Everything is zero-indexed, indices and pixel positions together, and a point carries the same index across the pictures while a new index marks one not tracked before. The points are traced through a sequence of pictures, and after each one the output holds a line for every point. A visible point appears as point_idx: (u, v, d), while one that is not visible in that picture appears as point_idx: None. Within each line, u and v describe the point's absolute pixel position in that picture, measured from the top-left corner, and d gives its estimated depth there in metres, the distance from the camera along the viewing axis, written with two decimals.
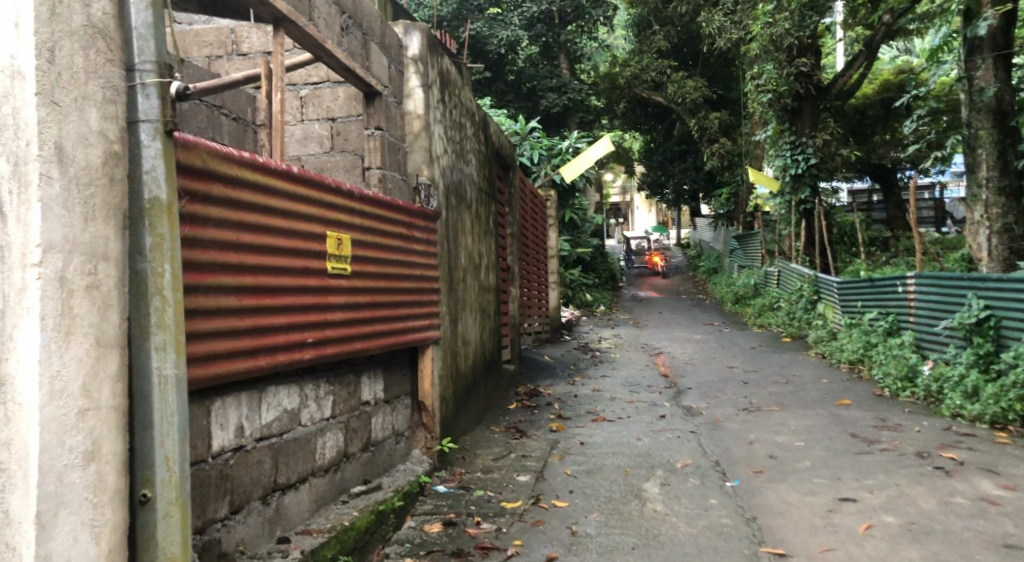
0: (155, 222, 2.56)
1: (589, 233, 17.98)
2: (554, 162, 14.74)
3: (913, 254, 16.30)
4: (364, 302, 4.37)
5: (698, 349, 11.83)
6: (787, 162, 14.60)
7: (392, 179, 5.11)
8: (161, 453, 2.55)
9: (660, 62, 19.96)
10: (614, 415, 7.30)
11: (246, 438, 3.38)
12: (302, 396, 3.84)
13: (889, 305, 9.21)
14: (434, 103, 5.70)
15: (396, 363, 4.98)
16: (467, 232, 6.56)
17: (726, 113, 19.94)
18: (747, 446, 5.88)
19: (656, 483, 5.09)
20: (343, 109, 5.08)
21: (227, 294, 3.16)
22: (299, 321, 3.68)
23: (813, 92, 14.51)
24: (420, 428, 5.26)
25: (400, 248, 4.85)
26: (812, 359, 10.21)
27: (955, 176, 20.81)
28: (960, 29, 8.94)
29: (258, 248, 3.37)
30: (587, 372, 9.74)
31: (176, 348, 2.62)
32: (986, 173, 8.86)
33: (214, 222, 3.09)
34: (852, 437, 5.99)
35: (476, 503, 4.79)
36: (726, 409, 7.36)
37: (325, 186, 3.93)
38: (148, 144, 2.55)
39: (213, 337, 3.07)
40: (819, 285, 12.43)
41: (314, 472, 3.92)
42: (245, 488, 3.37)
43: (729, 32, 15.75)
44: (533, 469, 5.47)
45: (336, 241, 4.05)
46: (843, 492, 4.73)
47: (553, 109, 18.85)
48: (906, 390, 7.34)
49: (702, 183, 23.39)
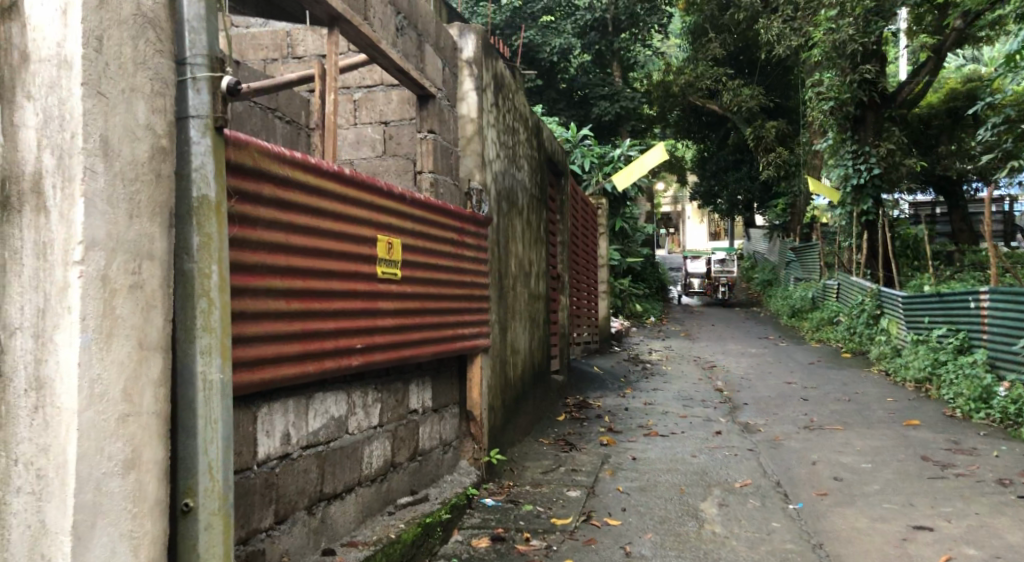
0: (203, 221, 2.47)
1: (640, 242, 17.81)
2: (605, 170, 14.62)
3: (979, 269, 15.90)
4: (413, 308, 4.27)
5: (752, 362, 11.61)
6: (849, 172, 14.34)
7: (444, 183, 5.01)
8: (204, 461, 2.46)
9: (716, 71, 19.78)
10: (667, 429, 7.11)
11: (292, 446, 3.29)
12: (350, 403, 3.75)
13: (959, 321, 8.96)
14: (488, 107, 5.60)
15: (445, 370, 4.87)
16: (518, 239, 6.45)
17: (783, 122, 19.69)
18: (810, 467, 5.68)
19: (714, 503, 4.92)
20: (396, 113, 4.99)
21: (275, 297, 3.08)
22: (349, 326, 3.58)
23: (878, 100, 14.20)
24: (467, 439, 5.15)
25: (451, 254, 4.75)
26: (875, 376, 9.97)
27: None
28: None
29: (307, 250, 3.28)
30: (638, 384, 9.55)
31: (222, 353, 2.52)
32: None
33: (264, 223, 3.01)
34: (924, 460, 5.79)
35: (526, 518, 4.64)
36: (786, 427, 7.14)
37: (378, 189, 3.84)
38: (197, 140, 2.47)
39: (261, 341, 2.99)
40: (881, 299, 12.12)
41: (360, 482, 3.82)
42: (291, 497, 3.29)
43: (788, 39, 15.53)
44: (584, 484, 5.31)
45: (386, 245, 3.95)
46: (917, 520, 4.52)
47: (605, 117, 18.84)
48: (981, 412, 7.18)
49: (758, 193, 22.93)
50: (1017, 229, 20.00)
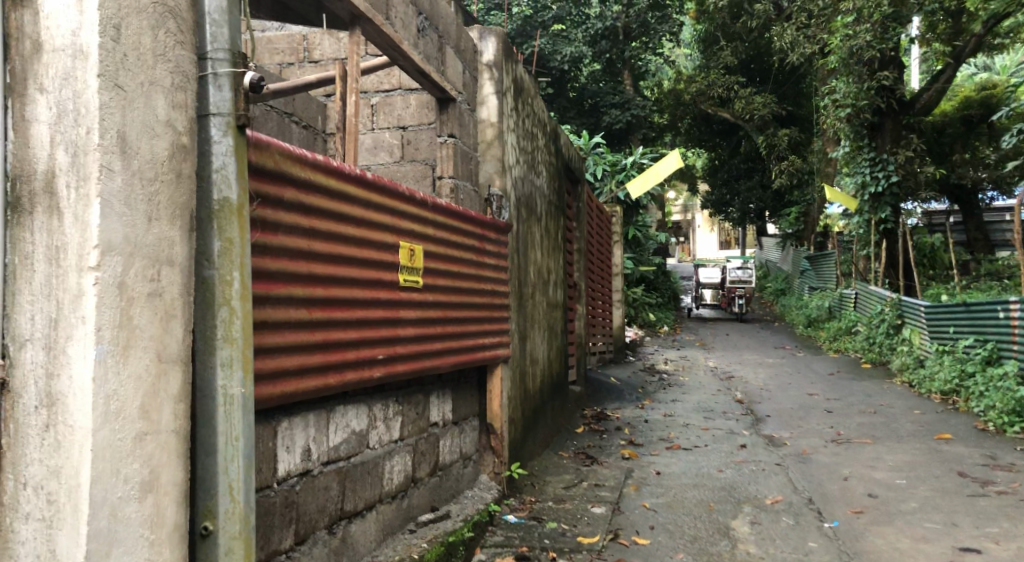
0: (223, 226, 2.35)
1: (652, 250, 17.63)
2: (618, 178, 14.48)
3: (998, 278, 15.75)
4: (434, 318, 4.12)
5: (770, 373, 11.43)
6: (867, 179, 14.18)
7: (464, 189, 4.87)
8: (224, 481, 2.33)
9: (728, 79, 19.65)
10: (690, 442, 6.94)
11: (313, 462, 3.15)
12: (371, 416, 3.61)
13: (986, 332, 8.81)
14: (509, 111, 5.46)
15: (465, 382, 4.72)
16: (537, 247, 6.30)
17: (796, 130, 19.53)
18: (843, 483, 5.52)
19: (745, 522, 4.75)
20: (414, 117, 4.83)
21: (297, 306, 2.94)
22: (370, 336, 3.44)
23: (896, 107, 14.03)
24: (488, 452, 4.99)
25: (472, 262, 4.60)
26: (898, 387, 9.81)
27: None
28: None
29: (329, 257, 3.14)
30: (656, 395, 9.39)
31: (243, 365, 2.39)
32: None
33: (285, 229, 2.88)
34: (961, 476, 5.64)
35: (551, 536, 4.48)
36: (813, 440, 6.98)
37: (400, 195, 3.70)
38: (218, 139, 2.35)
39: (282, 353, 2.85)
40: (902, 308, 11.92)
41: (381, 498, 3.68)
42: (312, 516, 3.14)
43: (801, 46, 15.38)
44: (608, 500, 5.15)
45: (408, 253, 3.81)
46: (962, 541, 4.36)
47: (615, 125, 18.71)
48: (1014, 426, 7.04)
49: (771, 201, 22.73)
50: None
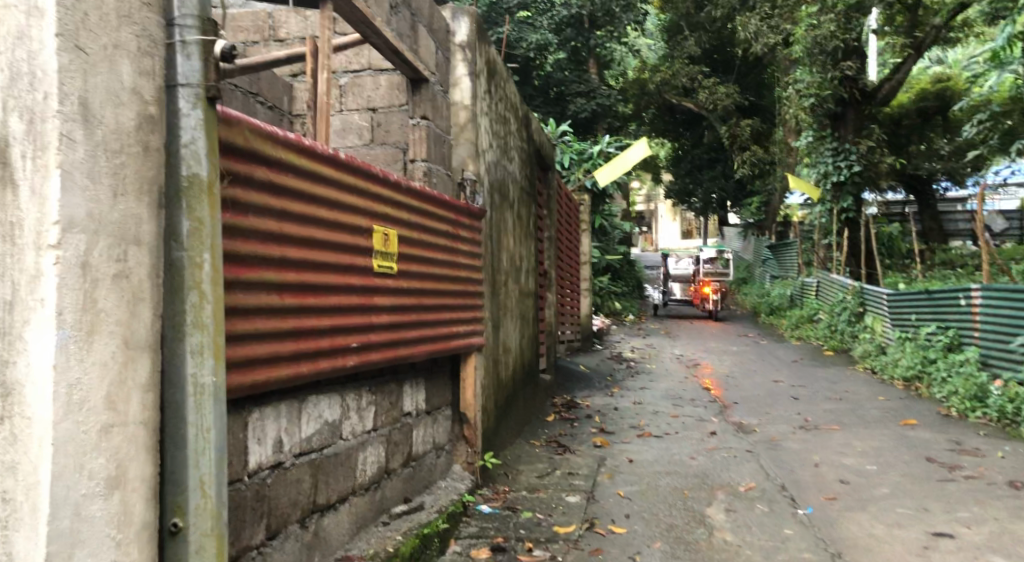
0: (193, 205, 2.21)
1: (617, 240, 17.60)
2: (585, 166, 14.45)
3: (953, 267, 16.05)
4: (409, 305, 4.00)
5: (736, 360, 11.45)
6: (828, 170, 14.31)
7: (437, 173, 4.74)
8: (195, 475, 2.20)
9: (691, 69, 19.69)
10: (661, 430, 6.91)
11: (284, 454, 3.02)
12: (344, 407, 3.48)
13: (948, 319, 8.98)
14: (481, 94, 5.35)
15: (438, 370, 4.61)
16: (509, 234, 6.19)
17: (758, 121, 19.64)
18: (814, 470, 5.51)
19: (721, 509, 4.71)
20: (385, 99, 4.69)
21: (268, 291, 2.80)
22: (344, 323, 3.32)
23: (859, 97, 14.07)
24: (461, 442, 4.88)
25: (446, 248, 4.48)
26: (861, 374, 9.91)
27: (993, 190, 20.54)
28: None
29: (302, 240, 3.01)
30: (625, 383, 9.35)
31: (214, 353, 2.26)
32: None
33: (256, 209, 2.74)
34: (929, 461, 5.67)
35: (526, 526, 4.39)
36: (782, 427, 6.97)
37: (374, 177, 3.58)
38: (188, 111, 2.21)
39: (253, 340, 2.71)
40: (864, 297, 12.04)
41: (354, 491, 3.56)
42: (284, 510, 3.01)
43: (766, 36, 15.50)
44: (582, 489, 5.07)
45: (382, 237, 3.69)
46: (935, 526, 4.35)
47: (581, 114, 18.66)
48: (976, 411, 7.13)
49: (732, 191, 23.03)
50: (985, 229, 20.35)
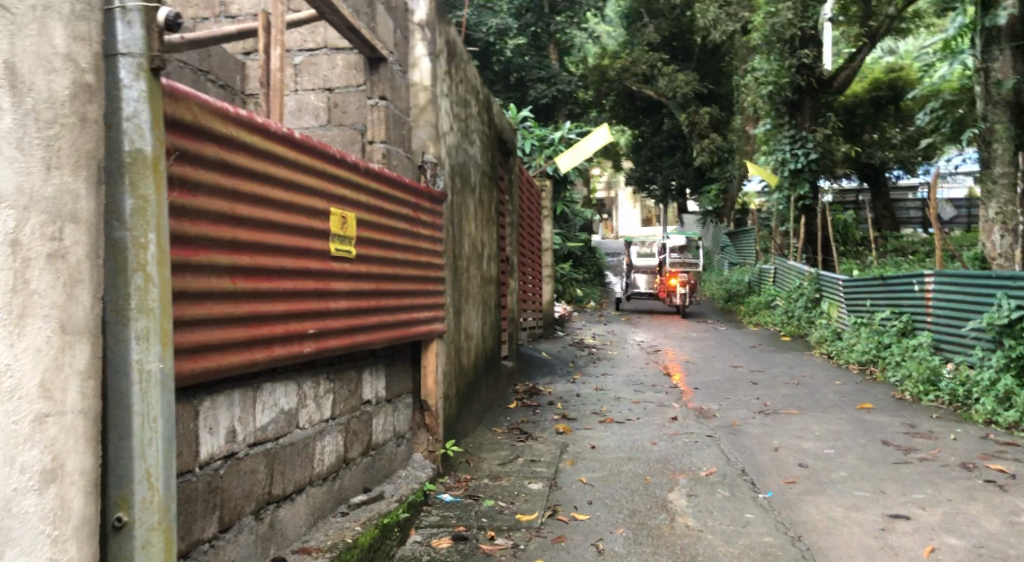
0: (137, 181, 2.12)
1: (578, 227, 17.58)
2: (546, 152, 14.42)
3: (905, 254, 16.33)
4: (369, 291, 3.90)
5: (695, 347, 11.48)
6: (786, 157, 14.34)
7: (397, 155, 4.65)
8: (141, 467, 2.12)
9: (651, 56, 19.73)
10: (622, 416, 6.88)
11: (238, 444, 2.92)
12: (300, 395, 3.38)
13: (902, 304, 9.10)
14: (441, 75, 5.25)
15: (398, 357, 4.52)
16: (471, 219, 6.11)
17: (717, 109, 19.74)
18: (772, 454, 5.52)
19: (682, 494, 4.69)
20: (342, 79, 4.55)
21: (220, 276, 2.70)
22: (301, 309, 3.22)
23: (815, 85, 14.15)
24: (421, 430, 4.80)
25: (407, 232, 4.39)
26: (817, 359, 10.02)
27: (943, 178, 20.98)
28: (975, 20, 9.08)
29: (254, 222, 2.90)
30: (587, 369, 9.34)
31: (160, 338, 2.18)
32: (1001, 169, 9.20)
33: (206, 189, 2.64)
34: (885, 444, 5.71)
35: (488, 515, 4.32)
36: (742, 412, 7.00)
37: (331, 157, 3.48)
38: (129, 83, 2.11)
39: (204, 326, 2.61)
40: (820, 283, 12.15)
41: (311, 481, 3.46)
42: (237, 502, 2.91)
43: (724, 25, 15.58)
44: (545, 476, 5.02)
45: (340, 220, 3.58)
46: (891, 508, 4.36)
47: (542, 100, 18.57)
48: (929, 395, 7.23)
49: (691, 179, 22.89)
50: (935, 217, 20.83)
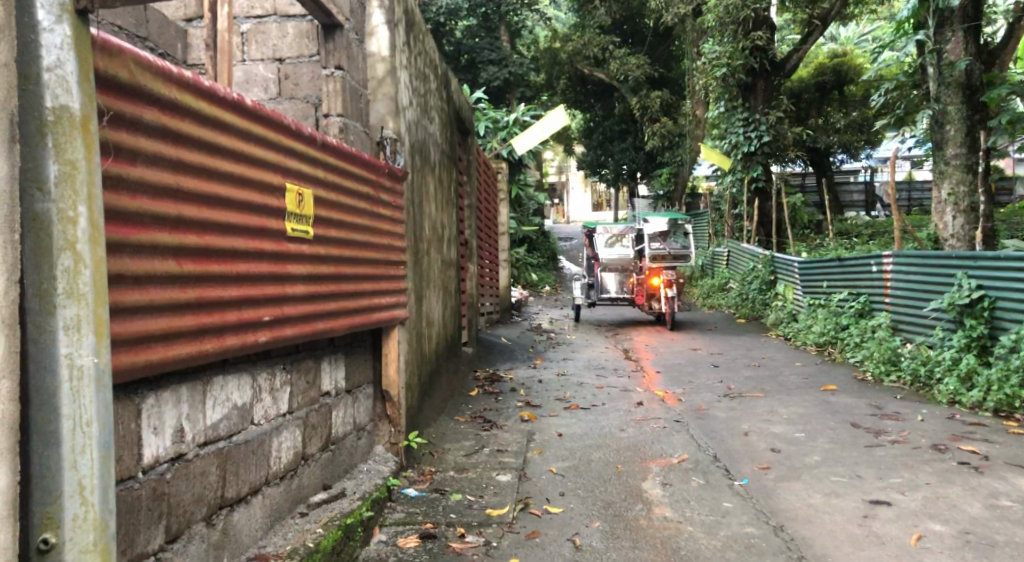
0: (62, 142, 1.91)
1: (532, 210, 17.34)
2: (501, 135, 14.18)
3: (850, 237, 16.45)
4: (326, 275, 3.62)
5: (652, 331, 11.29)
6: (739, 140, 14.27)
7: (354, 130, 4.36)
8: (72, 479, 1.91)
9: (603, 38, 19.57)
10: (587, 402, 6.68)
11: (186, 445, 2.64)
12: (255, 388, 3.10)
13: (860, 285, 9.05)
14: (400, 46, 4.96)
15: (357, 346, 4.25)
16: (431, 199, 5.83)
17: (668, 92, 19.60)
18: (743, 439, 5.35)
19: (657, 484, 4.49)
20: (293, 48, 4.25)
21: (164, 256, 2.41)
22: (254, 294, 2.93)
23: (768, 68, 14.11)
24: (382, 421, 4.54)
25: (366, 211, 4.10)
26: (775, 341, 9.95)
27: (885, 161, 21.20)
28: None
29: (201, 197, 2.61)
30: (548, 355, 9.13)
31: (94, 329, 1.96)
32: (954, 150, 8.88)
33: (145, 158, 2.34)
34: (854, 427, 5.59)
35: (457, 510, 4.08)
36: (706, 396, 6.84)
37: (286, 128, 3.20)
38: (50, 27, 1.89)
39: (146, 313, 2.32)
40: (774, 265, 12.10)
41: (268, 481, 3.19)
42: (187, 508, 2.63)
43: (676, 7, 15.37)
44: (513, 467, 4.79)
45: (296, 197, 3.29)
46: (870, 494, 4.20)
47: (493, 82, 18.21)
48: (891, 375, 7.16)
49: (642, 163, 22.36)
50: (878, 199, 21.04)
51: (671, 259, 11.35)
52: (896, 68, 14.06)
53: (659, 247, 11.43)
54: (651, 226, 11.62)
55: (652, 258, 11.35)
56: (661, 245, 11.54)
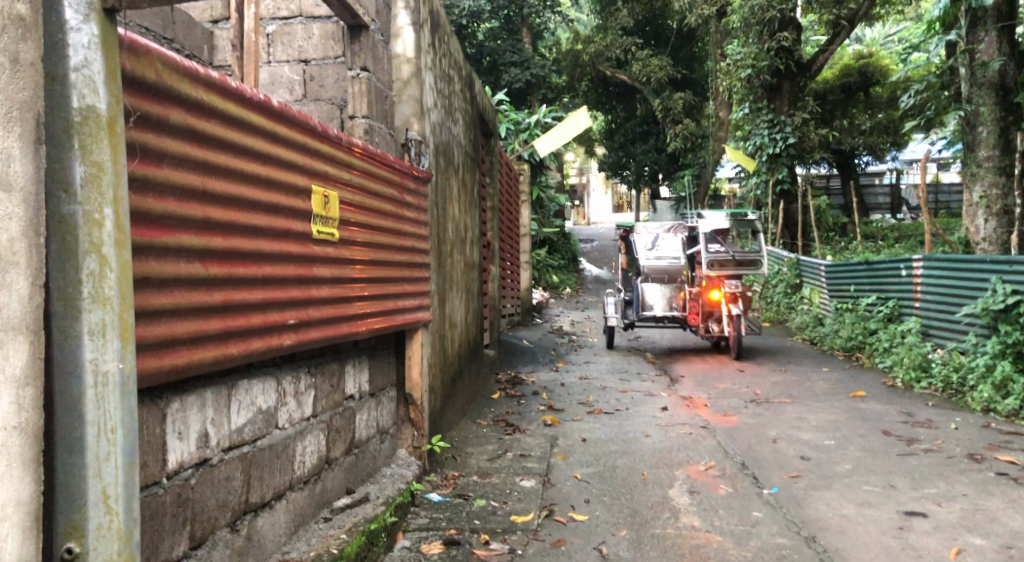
0: (89, 143, 1.88)
1: (553, 212, 17.25)
2: (522, 137, 14.12)
3: (876, 240, 16.25)
4: (351, 279, 3.58)
5: (684, 339, 10.58)
6: (764, 142, 14.14)
7: (379, 131, 4.34)
8: (96, 487, 1.88)
9: (625, 40, 19.46)
10: (611, 406, 6.62)
11: (211, 450, 2.60)
12: (279, 392, 3.07)
13: (888, 290, 8.92)
14: (425, 47, 4.93)
15: (381, 349, 4.21)
16: (454, 201, 5.79)
17: (690, 94, 19.45)
18: (771, 446, 5.28)
19: (684, 491, 4.43)
20: (318, 50, 4.21)
21: (190, 259, 2.38)
22: (279, 298, 2.90)
23: (794, 69, 13.98)
24: (406, 425, 4.50)
25: (391, 213, 4.06)
26: (801, 345, 9.84)
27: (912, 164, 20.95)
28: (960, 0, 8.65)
29: (226, 200, 2.59)
30: (570, 357, 9.07)
31: (120, 333, 1.94)
32: (987, 152, 8.76)
33: (172, 159, 2.32)
34: (886, 435, 5.50)
35: (481, 516, 4.03)
36: (733, 401, 6.75)
37: (311, 130, 3.16)
38: (77, 26, 1.86)
39: (172, 316, 2.30)
40: (801, 268, 11.97)
41: (291, 486, 3.16)
42: (211, 514, 2.60)
43: (700, 7, 15.23)
44: (537, 472, 4.74)
45: (322, 199, 3.26)
46: (906, 505, 4.12)
47: (515, 85, 18.17)
48: (922, 382, 7.05)
49: (664, 165, 22.28)
50: (904, 202, 20.81)
51: (737, 268, 8.87)
52: (925, 68, 13.85)
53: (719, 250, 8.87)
54: (708, 224, 8.96)
55: (710, 265, 8.84)
56: (721, 248, 8.95)
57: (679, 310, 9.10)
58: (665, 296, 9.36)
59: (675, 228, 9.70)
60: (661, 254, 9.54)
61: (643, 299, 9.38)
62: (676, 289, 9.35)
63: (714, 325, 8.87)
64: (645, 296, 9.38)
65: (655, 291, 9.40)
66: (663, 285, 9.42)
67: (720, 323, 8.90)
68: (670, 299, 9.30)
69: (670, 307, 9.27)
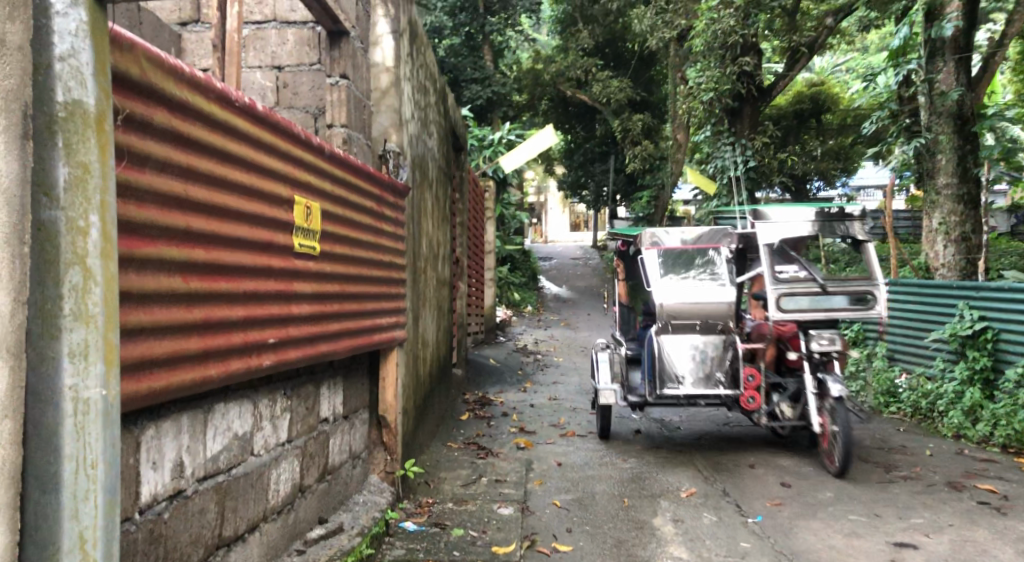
0: (73, 144, 1.74)
1: (514, 230, 17.10)
2: (486, 153, 14.00)
3: None
4: (331, 295, 3.39)
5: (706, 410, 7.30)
6: (725, 164, 14.21)
7: (357, 141, 4.15)
8: (72, 531, 1.73)
9: (586, 61, 19.42)
10: (584, 429, 6.46)
11: (185, 480, 2.40)
12: (256, 416, 2.87)
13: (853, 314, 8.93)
14: (404, 56, 4.77)
15: (355, 369, 4.02)
16: (428, 216, 5.61)
17: (649, 116, 19.42)
18: (749, 473, 5.16)
19: (668, 520, 4.29)
20: (293, 56, 4.03)
21: (171, 271, 2.20)
22: (260, 315, 2.71)
23: (755, 93, 14.06)
24: (378, 448, 4.31)
25: (370, 229, 3.87)
26: None
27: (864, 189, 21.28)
28: (921, 30, 8.49)
29: (211, 208, 2.40)
30: (537, 377, 8.91)
31: (103, 356, 1.79)
32: (945, 180, 8.41)
33: (155, 163, 2.14)
34: (863, 461, 5.42)
35: (460, 547, 3.84)
36: (705, 424, 6.64)
37: (295, 136, 2.98)
38: (64, 11, 1.72)
39: (152, 334, 2.11)
40: None
41: (266, 516, 2.95)
42: (184, 550, 2.39)
43: (660, 31, 14.54)
44: (514, 499, 4.56)
45: (305, 210, 3.08)
46: (894, 535, 4.02)
47: (476, 101, 18.01)
48: (890, 407, 7.05)
49: (623, 185, 22.35)
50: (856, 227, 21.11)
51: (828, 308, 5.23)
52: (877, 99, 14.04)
53: (795, 276, 5.27)
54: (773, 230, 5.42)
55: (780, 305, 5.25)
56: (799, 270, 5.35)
57: (725, 383, 5.45)
58: (697, 352, 5.56)
59: (712, 239, 6.06)
60: (688, 284, 5.86)
61: (662, 360, 5.55)
62: (719, 341, 5.55)
63: (786, 407, 5.30)
64: (664, 353, 5.56)
65: (682, 349, 5.56)
66: (697, 336, 5.58)
67: (795, 404, 5.34)
68: (708, 362, 5.53)
69: (709, 375, 5.50)
